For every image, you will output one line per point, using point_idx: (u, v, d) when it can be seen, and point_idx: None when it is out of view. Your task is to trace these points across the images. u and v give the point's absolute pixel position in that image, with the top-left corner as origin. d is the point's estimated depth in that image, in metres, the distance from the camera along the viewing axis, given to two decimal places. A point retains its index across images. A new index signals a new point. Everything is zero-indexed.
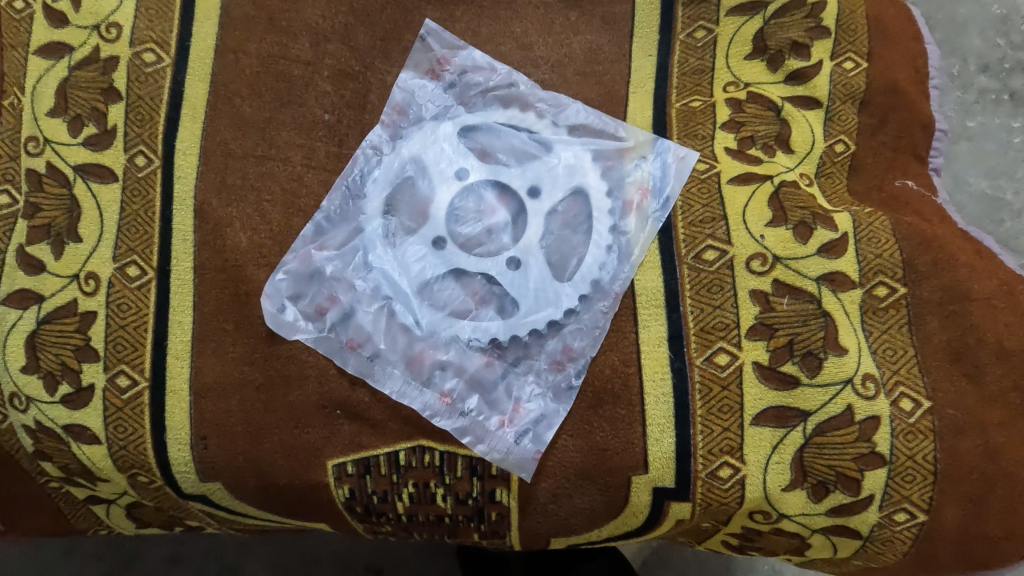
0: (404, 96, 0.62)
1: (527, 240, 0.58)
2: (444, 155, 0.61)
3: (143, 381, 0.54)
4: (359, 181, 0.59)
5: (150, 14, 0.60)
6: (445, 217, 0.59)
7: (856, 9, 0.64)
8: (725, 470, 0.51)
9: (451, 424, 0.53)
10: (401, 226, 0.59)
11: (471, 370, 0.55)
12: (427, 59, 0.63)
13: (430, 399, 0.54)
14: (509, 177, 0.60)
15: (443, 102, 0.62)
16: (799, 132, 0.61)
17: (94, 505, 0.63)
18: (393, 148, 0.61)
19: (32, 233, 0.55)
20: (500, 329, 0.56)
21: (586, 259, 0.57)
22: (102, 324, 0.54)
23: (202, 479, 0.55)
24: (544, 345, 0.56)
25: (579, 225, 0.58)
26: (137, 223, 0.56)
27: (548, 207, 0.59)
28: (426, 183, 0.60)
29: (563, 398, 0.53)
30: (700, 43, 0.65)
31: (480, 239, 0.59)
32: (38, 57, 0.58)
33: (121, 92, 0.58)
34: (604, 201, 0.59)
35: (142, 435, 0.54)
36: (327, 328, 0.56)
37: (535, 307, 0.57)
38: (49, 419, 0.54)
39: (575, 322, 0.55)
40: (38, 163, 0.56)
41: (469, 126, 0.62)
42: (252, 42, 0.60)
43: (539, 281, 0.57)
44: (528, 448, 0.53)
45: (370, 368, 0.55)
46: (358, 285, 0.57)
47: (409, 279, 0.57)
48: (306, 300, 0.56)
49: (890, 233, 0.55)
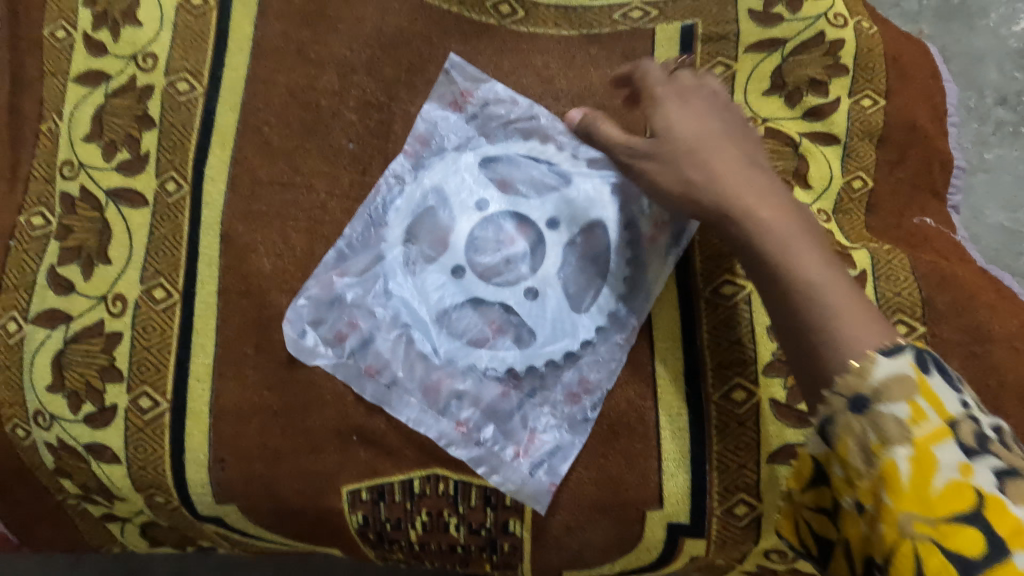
0: (427, 127, 0.63)
1: (545, 270, 0.59)
2: (464, 186, 0.61)
3: (164, 402, 0.55)
4: (381, 209, 0.60)
5: (185, 45, 0.62)
6: (464, 247, 0.60)
7: (876, 47, 0.65)
8: (741, 507, 0.51)
9: (467, 454, 0.54)
10: (421, 254, 0.59)
11: (487, 399, 0.55)
12: (449, 91, 0.64)
13: (447, 428, 0.54)
14: (529, 207, 0.60)
15: (466, 133, 0.63)
16: (817, 168, 0.62)
17: (109, 523, 0.63)
18: (415, 178, 0.61)
19: (64, 254, 0.57)
20: (517, 360, 0.56)
21: (604, 291, 0.57)
22: (127, 345, 0.56)
23: (218, 501, 0.55)
24: (560, 378, 0.55)
25: (597, 257, 0.58)
26: (164, 247, 0.57)
27: (567, 238, 0.59)
28: (447, 212, 0.61)
29: (578, 430, 0.53)
30: (719, 79, 0.65)
31: (499, 268, 0.59)
32: (77, 85, 0.61)
33: (154, 120, 0.60)
34: (623, 233, 0.58)
35: (161, 456, 0.55)
36: (346, 354, 0.56)
37: (552, 338, 0.57)
38: (71, 437, 0.55)
39: (591, 353, 0.56)
40: (73, 187, 0.59)
41: (490, 157, 0.62)
42: (282, 73, 0.62)
43: (556, 312, 0.57)
44: (542, 480, 0.53)
45: (387, 395, 0.55)
46: (377, 312, 0.58)
47: (428, 308, 0.58)
48: (326, 326, 0.57)
49: (909, 271, 0.55)
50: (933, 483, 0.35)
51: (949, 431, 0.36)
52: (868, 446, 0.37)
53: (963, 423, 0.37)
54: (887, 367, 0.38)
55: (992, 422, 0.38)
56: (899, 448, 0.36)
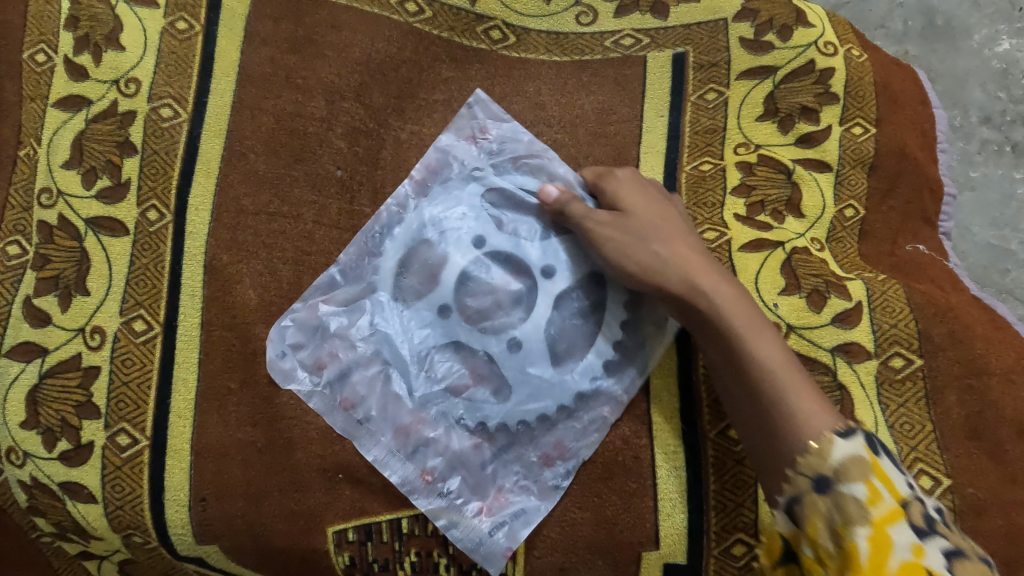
0: (438, 157, 0.61)
1: (536, 322, 0.55)
2: (464, 219, 0.58)
3: (143, 439, 0.53)
4: (378, 237, 0.58)
5: (170, 70, 0.60)
6: (452, 284, 0.57)
7: (865, 76, 0.65)
8: (739, 547, 0.50)
9: (428, 503, 0.53)
10: (410, 289, 0.57)
11: (456, 451, 0.54)
12: (465, 124, 0.63)
13: (411, 474, 0.53)
14: (527, 250, 0.57)
15: (474, 164, 0.61)
16: (809, 197, 0.61)
17: (86, 561, 0.61)
18: (417, 207, 0.59)
19: (40, 285, 0.55)
20: (492, 413, 0.54)
21: (595, 354, 0.55)
22: (105, 380, 0.54)
23: (199, 542, 0.53)
24: (536, 435, 0.54)
25: (592, 316, 0.56)
26: (146, 278, 0.56)
27: (562, 293, 0.56)
28: (442, 247, 0.58)
29: (547, 496, 0.52)
30: (711, 106, 0.65)
31: (489, 312, 0.56)
32: (57, 110, 0.59)
33: (137, 146, 0.59)
34: (623, 294, 0.56)
35: (139, 495, 0.53)
36: (323, 384, 0.55)
37: (532, 396, 0.54)
38: (45, 476, 0.53)
39: (571, 418, 0.54)
40: (51, 215, 0.57)
41: (497, 190, 0.59)
42: (269, 99, 0.61)
43: (541, 372, 0.54)
44: (500, 542, 0.52)
45: (359, 431, 0.54)
46: (356, 346, 0.56)
47: (408, 345, 0.56)
48: (307, 351, 0.55)
49: (904, 302, 0.55)
50: (889, 561, 0.35)
51: (902, 513, 0.37)
52: (836, 524, 0.38)
53: (911, 505, 0.38)
54: (843, 450, 0.39)
55: (934, 507, 0.39)
56: (859, 528, 0.36)
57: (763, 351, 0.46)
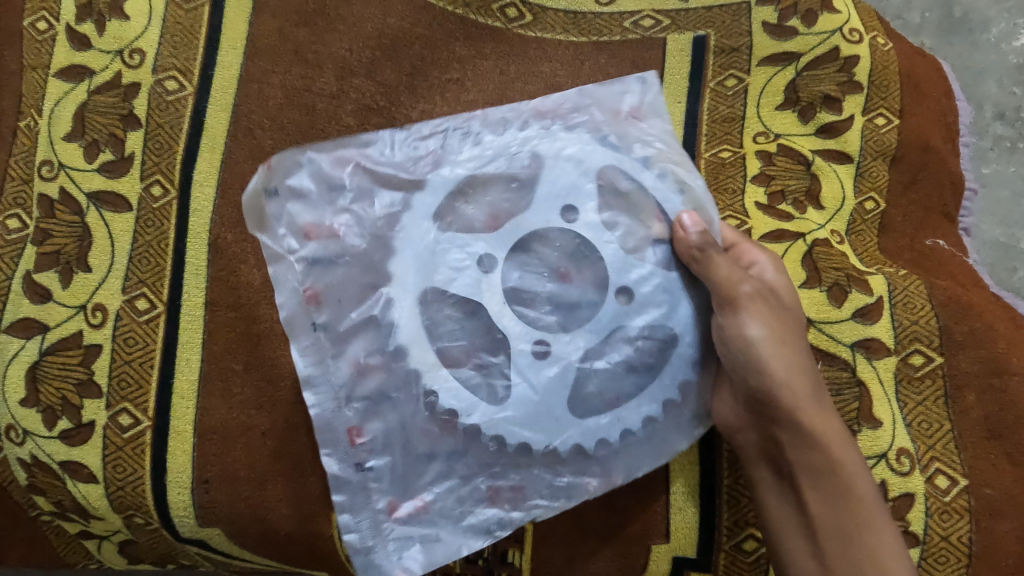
0: (575, 103, 0.54)
1: (575, 338, 0.49)
2: (567, 179, 0.51)
3: (146, 419, 0.52)
4: (462, 136, 0.53)
5: (175, 41, 0.58)
6: (517, 240, 0.51)
7: (890, 64, 0.63)
8: (750, 542, 0.50)
9: (338, 458, 0.49)
10: (462, 222, 0.51)
11: (401, 430, 0.49)
12: (621, 93, 0.55)
13: (339, 426, 0.49)
14: (602, 242, 0.50)
15: (609, 132, 0.53)
16: (829, 188, 0.60)
17: (86, 540, 0.60)
18: (522, 133, 0.53)
19: (40, 260, 0.54)
20: (473, 409, 0.49)
21: (623, 419, 0.49)
22: (107, 358, 0.53)
23: (201, 524, 0.52)
24: (505, 459, 0.49)
25: (637, 372, 0.50)
26: (149, 255, 0.55)
27: (616, 337, 0.49)
28: (526, 201, 0.51)
29: (473, 538, 0.50)
30: (730, 92, 0.63)
31: (530, 302, 0.50)
32: (59, 80, 0.57)
33: (141, 119, 0.57)
34: (686, 372, 0.50)
35: (142, 475, 0.52)
36: (307, 251, 0.50)
37: (526, 424, 0.49)
38: (46, 454, 0.52)
39: (551, 468, 0.50)
40: (52, 188, 0.55)
41: (620, 168, 0.51)
42: (277, 74, 0.59)
43: (556, 408, 0.49)
44: (392, 557, 0.49)
45: (310, 330, 0.50)
46: (353, 239, 0.50)
47: (425, 275, 0.49)
48: (313, 212, 0.51)
49: (926, 298, 0.54)
50: None
51: None
52: None
53: None
54: None
55: None
56: None
57: (874, 536, 0.45)
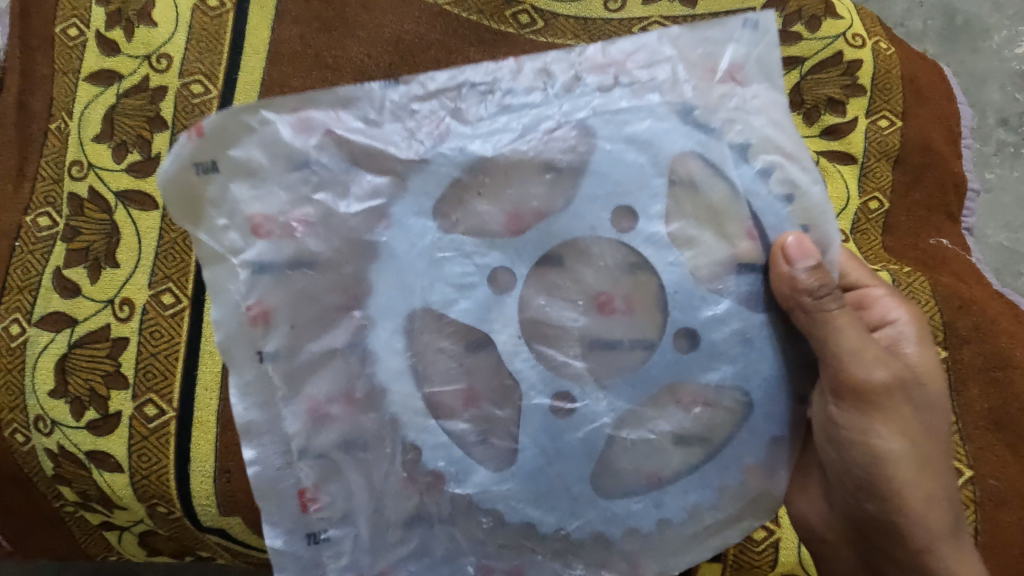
0: (647, 58, 0.42)
1: (611, 393, 0.42)
2: (630, 171, 0.43)
3: (170, 410, 0.54)
4: (481, 90, 0.43)
5: (200, 46, 0.61)
6: (547, 250, 0.43)
7: (892, 68, 0.65)
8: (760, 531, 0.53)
9: (282, 530, 0.41)
10: (468, 230, 0.43)
11: (367, 495, 0.42)
12: (722, 42, 0.42)
13: (288, 491, 0.41)
14: (664, 263, 0.42)
15: (692, 105, 0.42)
16: (834, 189, 0.62)
17: (107, 531, 0.61)
18: (566, 98, 0.43)
19: (70, 256, 0.56)
20: (467, 476, 0.42)
21: (661, 505, 0.43)
22: (133, 351, 0.55)
23: (222, 512, 0.54)
24: (503, 540, 0.43)
25: (688, 445, 0.43)
26: (174, 252, 0.57)
27: (665, 396, 0.42)
28: (565, 201, 0.43)
29: None
30: None
31: (561, 335, 0.43)
32: (89, 84, 0.59)
33: (167, 121, 0.59)
34: (751, 452, 0.43)
35: (166, 465, 0.53)
36: (254, 253, 0.41)
37: (536, 498, 0.42)
38: (73, 444, 0.54)
39: (562, 553, 0.43)
40: (81, 187, 0.57)
41: (705, 159, 0.42)
42: (298, 78, 0.61)
43: (574, 483, 0.42)
44: None
45: (255, 360, 0.41)
46: (313, 241, 0.42)
47: (417, 295, 0.43)
48: (280, 195, 0.42)
49: (931, 294, 0.55)
50: None
51: None
52: None
53: None
54: None
55: None
56: None
57: None
